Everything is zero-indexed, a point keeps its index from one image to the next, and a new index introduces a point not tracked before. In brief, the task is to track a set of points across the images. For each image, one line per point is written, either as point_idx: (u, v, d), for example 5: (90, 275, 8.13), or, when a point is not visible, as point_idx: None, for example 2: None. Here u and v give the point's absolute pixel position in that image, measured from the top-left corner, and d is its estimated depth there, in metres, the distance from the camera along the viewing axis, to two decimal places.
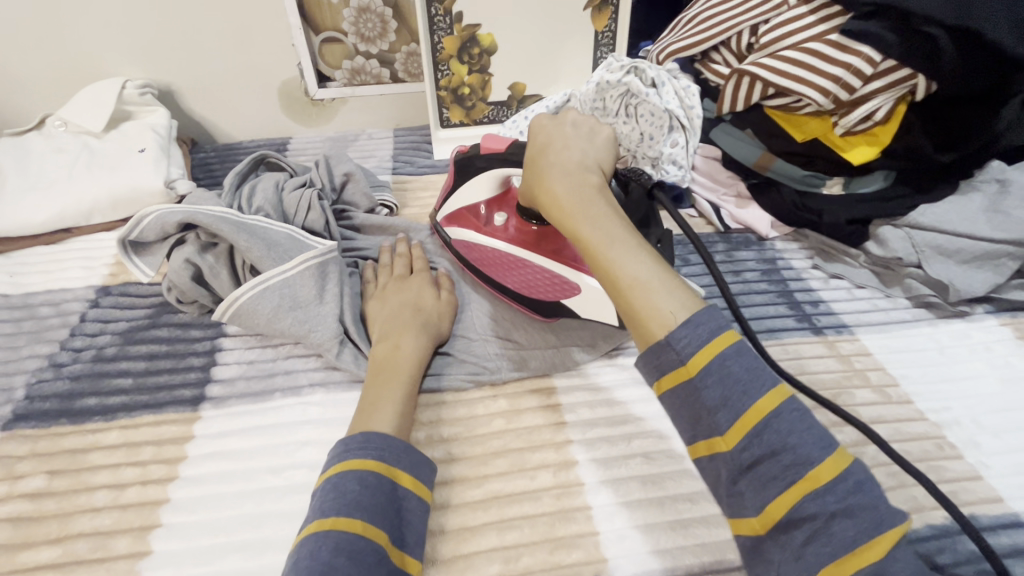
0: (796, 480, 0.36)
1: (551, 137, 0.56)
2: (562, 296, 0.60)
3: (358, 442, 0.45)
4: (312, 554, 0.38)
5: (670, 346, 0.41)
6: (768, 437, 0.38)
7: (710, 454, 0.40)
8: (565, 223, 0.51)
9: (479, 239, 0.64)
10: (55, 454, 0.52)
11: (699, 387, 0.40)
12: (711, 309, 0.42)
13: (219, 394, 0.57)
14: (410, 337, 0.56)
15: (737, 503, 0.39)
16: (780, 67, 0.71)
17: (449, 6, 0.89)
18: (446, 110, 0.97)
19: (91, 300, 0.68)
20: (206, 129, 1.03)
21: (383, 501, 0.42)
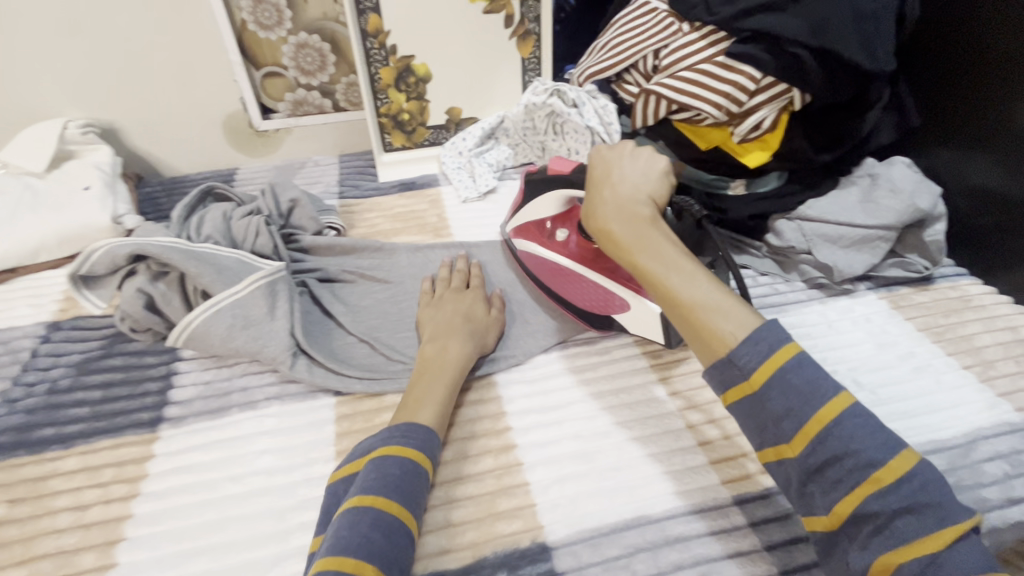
0: (812, 424, 0.43)
1: (607, 172, 0.62)
2: (616, 311, 0.66)
3: (402, 431, 0.51)
4: (353, 525, 0.43)
5: (734, 361, 0.46)
6: (832, 444, 0.42)
7: (743, 407, 0.46)
8: (627, 258, 0.57)
9: (543, 251, 0.72)
10: (14, 484, 0.54)
11: (764, 400, 0.45)
12: (770, 324, 0.47)
13: (177, 414, 0.60)
14: (457, 344, 0.61)
15: (763, 439, 0.46)
16: (679, 86, 0.80)
17: (383, 40, 0.95)
18: (389, 135, 1.03)
19: (42, 336, 0.70)
20: (152, 165, 1.05)
21: (417, 488, 0.48)
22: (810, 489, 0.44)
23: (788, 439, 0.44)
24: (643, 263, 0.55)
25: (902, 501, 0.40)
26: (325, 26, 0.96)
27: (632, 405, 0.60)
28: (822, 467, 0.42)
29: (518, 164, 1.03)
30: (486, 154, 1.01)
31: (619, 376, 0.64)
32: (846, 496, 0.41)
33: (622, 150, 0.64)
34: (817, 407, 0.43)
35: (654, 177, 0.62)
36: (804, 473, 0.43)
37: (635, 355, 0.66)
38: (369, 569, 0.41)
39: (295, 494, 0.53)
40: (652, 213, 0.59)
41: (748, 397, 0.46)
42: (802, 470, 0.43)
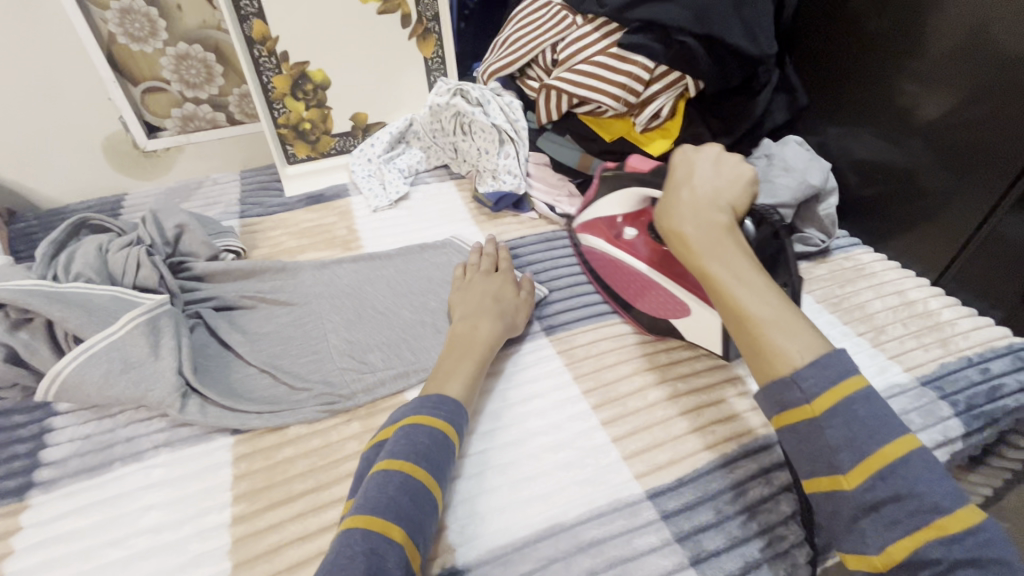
0: (872, 458, 0.40)
1: (691, 171, 0.61)
2: (673, 316, 0.64)
3: (433, 401, 0.52)
4: (382, 483, 0.45)
5: (795, 384, 0.44)
6: (894, 481, 0.39)
7: (796, 432, 0.44)
8: (694, 264, 0.55)
9: (610, 248, 0.71)
10: None
11: (823, 428, 0.42)
12: (835, 355, 0.44)
13: (49, 476, 0.54)
14: (488, 322, 0.63)
15: (813, 468, 0.44)
16: (577, 79, 0.80)
17: (271, 46, 0.90)
18: (291, 146, 0.97)
19: None
20: (25, 196, 0.95)
21: (445, 458, 0.49)
22: (862, 526, 0.40)
23: (844, 471, 0.41)
24: (710, 269, 0.53)
25: (967, 552, 0.36)
26: (207, 35, 0.90)
27: (545, 410, 0.60)
28: (879, 504, 0.40)
29: (432, 167, 1.01)
30: (397, 159, 0.99)
31: (533, 381, 0.63)
32: (904, 538, 0.38)
33: (706, 150, 0.63)
34: (882, 442, 0.40)
35: (734, 186, 0.60)
36: (857, 508, 0.40)
37: (548, 356, 0.66)
38: (393, 532, 0.42)
39: (186, 550, 0.49)
40: (727, 221, 0.57)
41: (803, 421, 0.44)
42: (855, 505, 0.41)
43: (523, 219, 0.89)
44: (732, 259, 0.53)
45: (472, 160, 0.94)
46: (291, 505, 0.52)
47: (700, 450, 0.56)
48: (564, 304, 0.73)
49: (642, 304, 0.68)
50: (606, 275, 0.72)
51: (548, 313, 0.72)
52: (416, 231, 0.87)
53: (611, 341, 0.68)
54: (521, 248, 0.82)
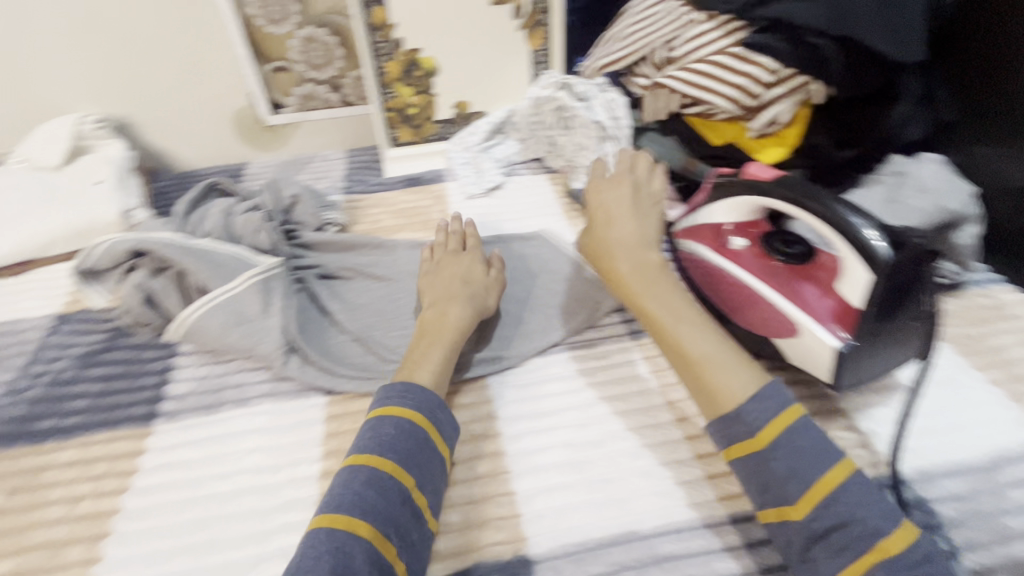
0: (818, 486, 0.42)
1: (615, 211, 0.63)
2: (775, 334, 0.61)
3: (399, 389, 0.52)
4: (348, 480, 0.45)
5: (739, 418, 0.46)
6: (838, 509, 0.41)
7: (745, 465, 0.45)
8: (635, 304, 0.56)
9: (712, 255, 0.69)
10: (13, 473, 0.55)
11: (769, 460, 0.44)
12: (772, 387, 0.46)
13: (171, 409, 0.61)
14: (457, 307, 0.62)
15: (761, 497, 0.45)
16: (690, 79, 0.77)
17: (389, 33, 0.93)
18: (396, 130, 1.02)
19: (51, 328, 0.72)
20: (165, 158, 1.07)
21: (416, 446, 0.48)
22: (813, 553, 0.42)
23: (793, 501, 0.43)
24: (650, 308, 0.55)
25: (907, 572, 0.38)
26: (332, 20, 0.95)
27: (626, 414, 0.58)
28: (830, 532, 0.41)
29: (526, 160, 1.00)
30: (493, 149, 1.00)
31: (616, 384, 0.62)
32: (851, 565, 0.39)
33: (619, 186, 0.65)
34: (826, 468, 0.42)
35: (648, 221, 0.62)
36: (806, 537, 0.42)
37: (633, 360, 0.64)
38: (361, 529, 0.42)
39: (280, 494, 0.52)
40: None
41: (752, 454, 0.45)
42: (805, 534, 0.42)
43: None
44: (682, 295, 0.55)
45: (568, 155, 0.93)
46: None
47: None
48: None
49: (742, 318, 0.65)
50: (705, 284, 0.70)
51: None
52: (507, 221, 0.88)
53: None
54: None
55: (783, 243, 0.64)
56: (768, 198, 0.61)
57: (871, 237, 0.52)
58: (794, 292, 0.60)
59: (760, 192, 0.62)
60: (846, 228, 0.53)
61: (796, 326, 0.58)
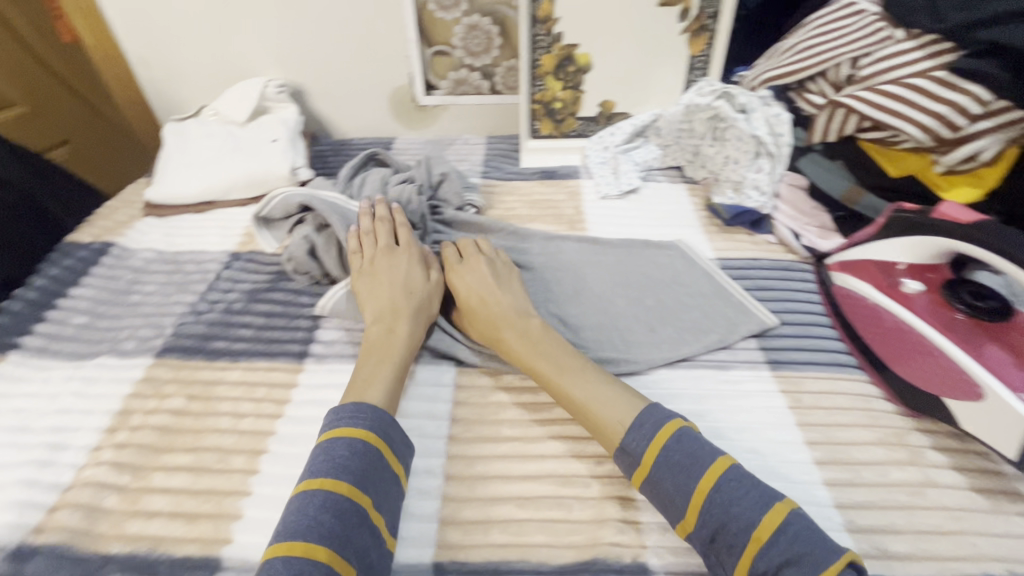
0: (694, 496, 0.45)
1: (462, 280, 0.66)
2: (952, 396, 0.54)
3: (350, 411, 0.50)
4: (302, 508, 0.43)
5: (625, 449, 0.49)
6: (713, 512, 0.43)
7: (648, 490, 0.48)
8: (520, 360, 0.59)
9: (877, 296, 0.63)
10: (192, 381, 0.64)
11: (656, 478, 0.47)
12: (650, 413, 0.50)
13: (320, 351, 0.67)
14: (405, 324, 0.61)
15: (668, 517, 0.47)
16: (877, 102, 0.70)
17: (551, 27, 0.95)
18: (538, 122, 1.04)
19: (226, 262, 0.82)
20: (325, 125, 1.17)
21: (369, 466, 0.46)
22: (715, 559, 0.43)
23: (683, 514, 0.45)
24: (536, 365, 0.57)
25: (782, 554, 0.40)
26: (497, 10, 0.98)
27: (760, 444, 0.55)
28: (715, 539, 0.43)
29: (665, 166, 0.98)
30: (632, 153, 0.98)
31: (750, 411, 0.58)
32: (740, 562, 0.41)
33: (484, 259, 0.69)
34: (698, 477, 0.45)
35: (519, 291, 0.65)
36: (705, 545, 0.44)
37: (770, 391, 0.60)
38: (319, 553, 0.40)
39: None
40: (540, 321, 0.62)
41: (646, 479, 0.47)
42: (703, 543, 0.44)
43: (758, 240, 0.82)
44: (557, 343, 0.59)
45: (713, 167, 0.89)
46: (498, 444, 0.56)
47: (952, 557, 0.46)
48: (793, 341, 0.67)
49: (898, 367, 0.59)
50: (860, 323, 0.64)
51: (773, 345, 0.66)
52: (640, 226, 0.87)
53: (848, 397, 0.60)
54: (751, 270, 0.77)
55: (970, 294, 0.57)
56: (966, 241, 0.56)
57: None
58: (982, 351, 0.54)
59: (955, 235, 0.57)
60: None
61: (980, 389, 0.52)
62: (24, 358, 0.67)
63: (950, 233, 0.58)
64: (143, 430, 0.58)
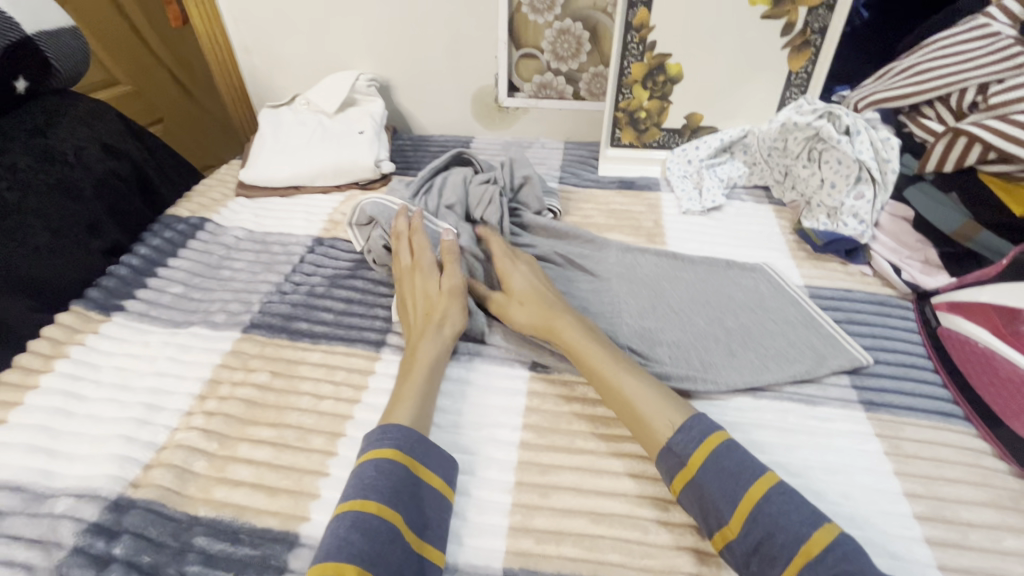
0: (742, 503, 0.44)
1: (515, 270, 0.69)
2: None
3: (380, 432, 0.50)
4: (334, 530, 0.43)
5: (671, 449, 0.49)
6: (761, 523, 0.42)
7: (687, 496, 0.47)
8: (570, 348, 0.59)
9: (997, 344, 0.59)
10: (276, 358, 0.66)
11: (701, 484, 0.46)
12: (694, 420, 0.49)
13: (397, 342, 0.68)
14: (427, 342, 0.60)
15: (705, 524, 0.46)
16: (1010, 132, 0.65)
17: (645, 35, 0.93)
18: (620, 130, 1.02)
19: (309, 247, 0.85)
20: (406, 120, 1.20)
21: (399, 484, 0.46)
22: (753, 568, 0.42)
23: (726, 520, 0.44)
24: (587, 354, 0.58)
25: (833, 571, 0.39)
26: (591, 16, 0.98)
27: (853, 489, 0.52)
28: (758, 548, 0.42)
29: (750, 185, 0.95)
30: (717, 168, 0.95)
31: (842, 452, 0.55)
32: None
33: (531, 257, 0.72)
34: (748, 483, 0.44)
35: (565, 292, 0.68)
36: (745, 555, 0.43)
37: (865, 433, 0.57)
38: (349, 571, 0.40)
39: (482, 450, 0.55)
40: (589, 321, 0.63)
41: (688, 483, 0.47)
42: (742, 553, 0.43)
43: (852, 271, 0.78)
44: (585, 355, 0.58)
45: (806, 191, 0.84)
46: (571, 455, 0.55)
47: None
48: (891, 382, 0.62)
49: (1012, 421, 0.55)
50: (970, 371, 0.60)
51: (868, 384, 0.62)
52: (722, 245, 0.83)
53: (953, 450, 0.55)
54: (844, 302, 0.72)
55: None
56: None
57: None
58: None
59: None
60: None
61: None
62: (127, 320, 0.72)
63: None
64: (230, 400, 0.61)
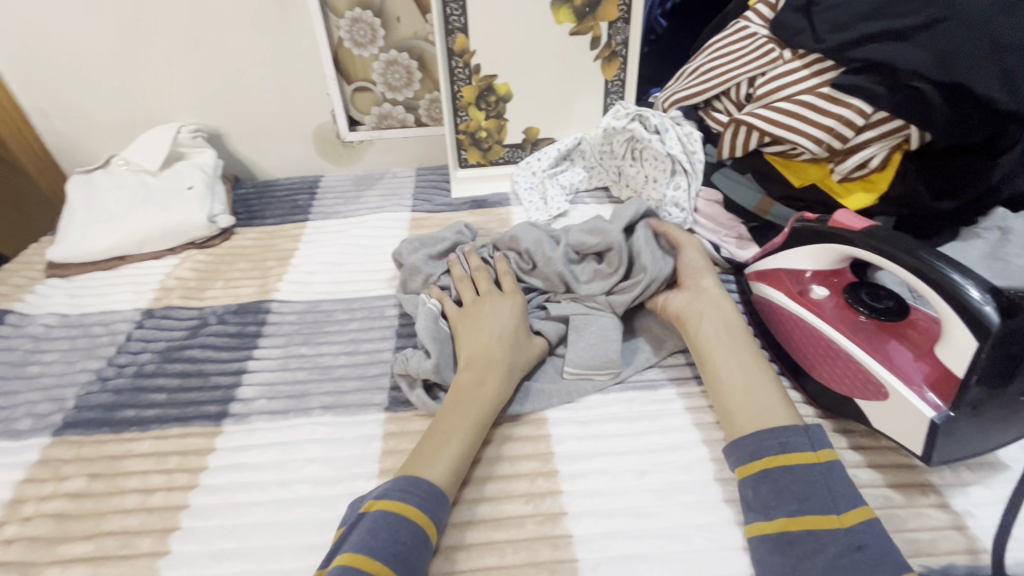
0: (863, 507, 0.45)
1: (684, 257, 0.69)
2: (865, 398, 0.56)
3: (421, 488, 0.48)
4: None
5: (806, 433, 0.50)
6: (877, 530, 0.44)
7: (794, 473, 0.47)
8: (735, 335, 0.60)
9: (790, 305, 0.64)
10: (96, 458, 0.59)
11: (825, 473, 0.47)
12: (815, 429, 0.51)
13: (240, 410, 0.63)
14: (497, 375, 0.58)
15: (803, 506, 0.45)
16: (775, 117, 0.74)
17: (468, 59, 0.96)
18: (465, 152, 1.04)
19: (137, 321, 0.77)
20: (248, 168, 1.13)
21: (417, 557, 0.45)
22: (846, 563, 0.42)
23: (840, 513, 0.45)
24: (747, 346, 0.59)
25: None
26: (415, 45, 0.99)
27: (687, 464, 0.55)
28: (864, 546, 0.43)
29: (592, 188, 1.00)
30: (560, 176, 1.00)
31: (680, 430, 0.59)
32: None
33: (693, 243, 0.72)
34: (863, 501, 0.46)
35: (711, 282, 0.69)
36: (845, 547, 0.43)
37: (697, 407, 0.61)
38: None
39: (335, 508, 0.53)
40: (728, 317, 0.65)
41: (809, 464, 0.48)
42: (840, 543, 0.43)
43: None
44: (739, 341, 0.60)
45: (636, 186, 0.92)
46: None
47: None
48: None
49: (813, 372, 0.61)
50: (778, 333, 0.67)
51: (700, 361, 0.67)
52: None
53: None
54: None
55: (869, 296, 0.60)
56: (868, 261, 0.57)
57: (976, 299, 0.47)
58: (884, 350, 0.56)
59: (846, 241, 0.59)
60: (945, 285, 0.49)
61: (885, 389, 0.54)
62: None
63: (842, 240, 0.59)
64: (36, 520, 0.53)
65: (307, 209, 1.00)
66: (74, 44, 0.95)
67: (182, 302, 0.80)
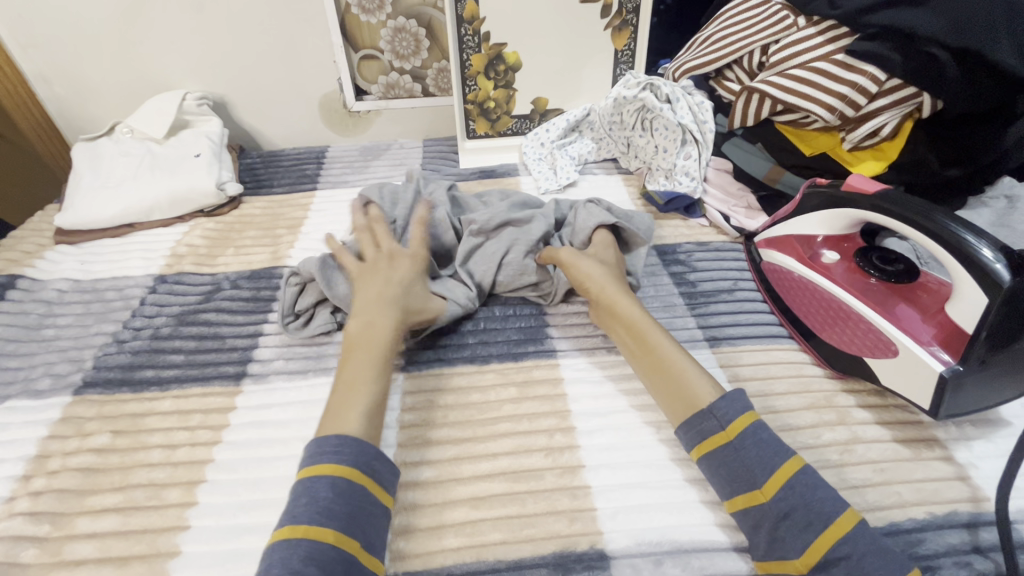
0: (781, 469, 0.45)
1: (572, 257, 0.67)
2: (874, 358, 0.57)
3: (333, 445, 0.47)
4: (284, 560, 0.40)
5: (712, 413, 0.49)
6: (800, 491, 0.44)
7: (713, 456, 0.48)
8: (641, 328, 0.59)
9: (801, 270, 0.65)
10: (118, 416, 0.59)
11: (738, 448, 0.47)
12: (734, 393, 0.50)
13: (258, 371, 0.64)
14: (386, 318, 0.58)
15: (734, 485, 0.46)
16: (788, 84, 0.74)
17: (478, 27, 0.95)
18: (473, 122, 1.03)
19: (150, 286, 0.77)
20: (253, 138, 1.12)
21: (354, 509, 0.44)
22: (780, 533, 0.43)
23: (760, 484, 0.45)
24: (654, 339, 0.57)
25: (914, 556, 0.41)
26: (423, 12, 0.98)
27: None
28: (790, 513, 0.43)
29: (600, 159, 1.00)
30: (569, 147, 0.99)
31: None
32: (814, 543, 0.41)
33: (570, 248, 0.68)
34: (784, 456, 0.46)
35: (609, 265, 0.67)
36: (775, 518, 0.43)
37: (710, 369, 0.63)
38: None
39: None
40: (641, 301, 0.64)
41: (723, 444, 0.48)
42: (771, 515, 0.44)
43: (692, 225, 0.86)
44: (650, 335, 0.58)
45: (645, 157, 0.92)
46: (448, 448, 0.55)
47: (881, 506, 0.50)
48: (730, 319, 0.70)
49: (823, 336, 0.63)
50: (788, 297, 0.68)
51: (712, 323, 0.69)
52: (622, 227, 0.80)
53: (781, 367, 0.63)
54: (682, 253, 0.80)
55: (880, 260, 0.61)
56: (880, 223, 0.57)
57: (987, 257, 0.48)
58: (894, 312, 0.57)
59: (860, 205, 0.59)
60: (958, 244, 0.50)
61: (896, 346, 0.55)
62: None
63: (856, 204, 0.60)
64: (62, 473, 0.54)
65: (315, 178, 1.00)
66: (76, 8, 0.93)
67: (195, 268, 0.80)
